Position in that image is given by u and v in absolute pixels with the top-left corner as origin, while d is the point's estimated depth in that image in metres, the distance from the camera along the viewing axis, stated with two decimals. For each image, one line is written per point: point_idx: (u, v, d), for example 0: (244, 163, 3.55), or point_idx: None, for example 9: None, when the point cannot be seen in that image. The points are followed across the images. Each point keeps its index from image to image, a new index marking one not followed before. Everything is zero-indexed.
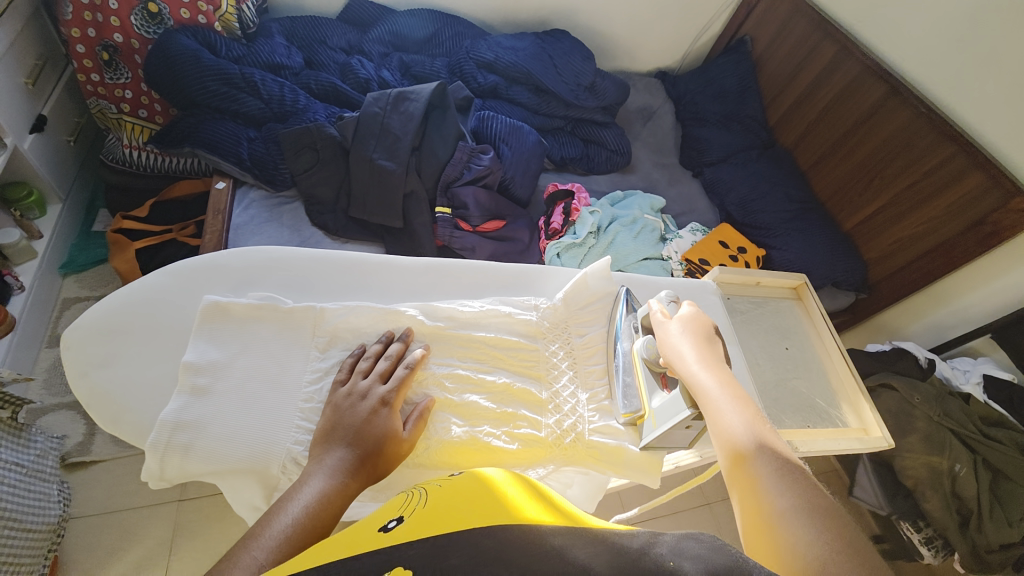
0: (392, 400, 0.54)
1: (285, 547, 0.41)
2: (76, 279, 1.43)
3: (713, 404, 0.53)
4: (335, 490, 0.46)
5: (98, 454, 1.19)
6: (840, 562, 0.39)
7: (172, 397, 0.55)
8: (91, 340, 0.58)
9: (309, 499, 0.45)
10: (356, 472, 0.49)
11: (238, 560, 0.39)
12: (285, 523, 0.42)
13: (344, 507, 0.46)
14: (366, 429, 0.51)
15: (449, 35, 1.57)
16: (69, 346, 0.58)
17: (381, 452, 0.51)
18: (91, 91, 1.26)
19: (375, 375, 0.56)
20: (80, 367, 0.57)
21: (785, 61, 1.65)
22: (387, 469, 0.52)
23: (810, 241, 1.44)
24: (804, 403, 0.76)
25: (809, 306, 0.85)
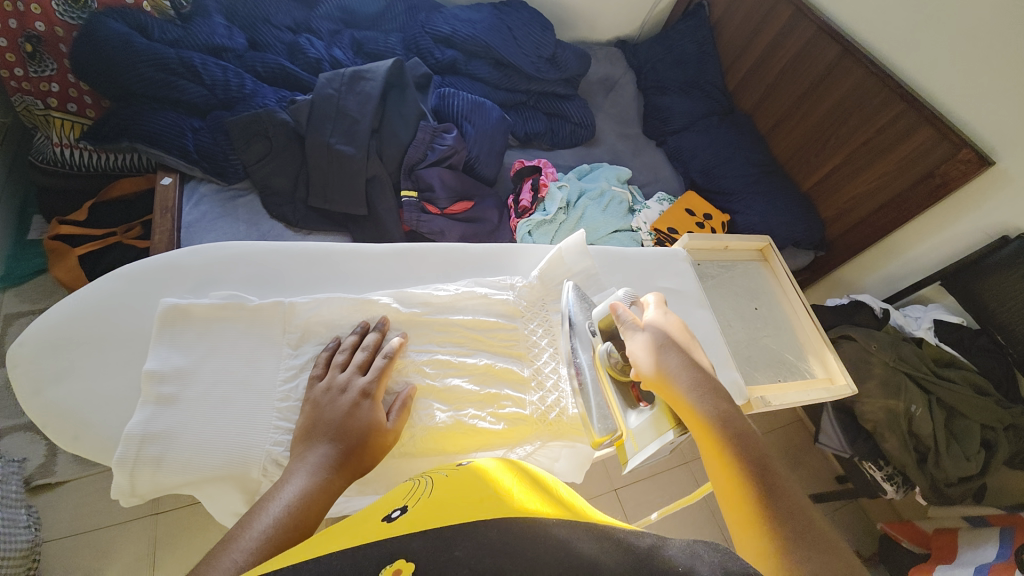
0: (373, 391, 0.53)
1: (267, 548, 0.39)
2: (16, 292, 1.33)
3: (696, 407, 0.51)
4: (319, 487, 0.45)
5: (62, 474, 1.13)
6: (823, 564, 0.40)
7: (135, 408, 0.52)
8: (40, 355, 0.54)
9: (291, 498, 0.44)
10: (341, 468, 0.48)
11: (216, 564, 0.38)
12: (266, 524, 0.41)
13: (329, 504, 0.46)
14: (349, 423, 0.50)
15: (402, 9, 1.50)
16: (16, 364, 0.54)
17: (365, 445, 0.50)
18: (15, 87, 1.15)
19: (354, 367, 0.55)
20: (31, 385, 0.53)
21: (742, 25, 1.66)
22: (373, 461, 0.51)
23: (771, 204, 1.49)
24: (774, 359, 0.80)
25: (775, 267, 0.88)
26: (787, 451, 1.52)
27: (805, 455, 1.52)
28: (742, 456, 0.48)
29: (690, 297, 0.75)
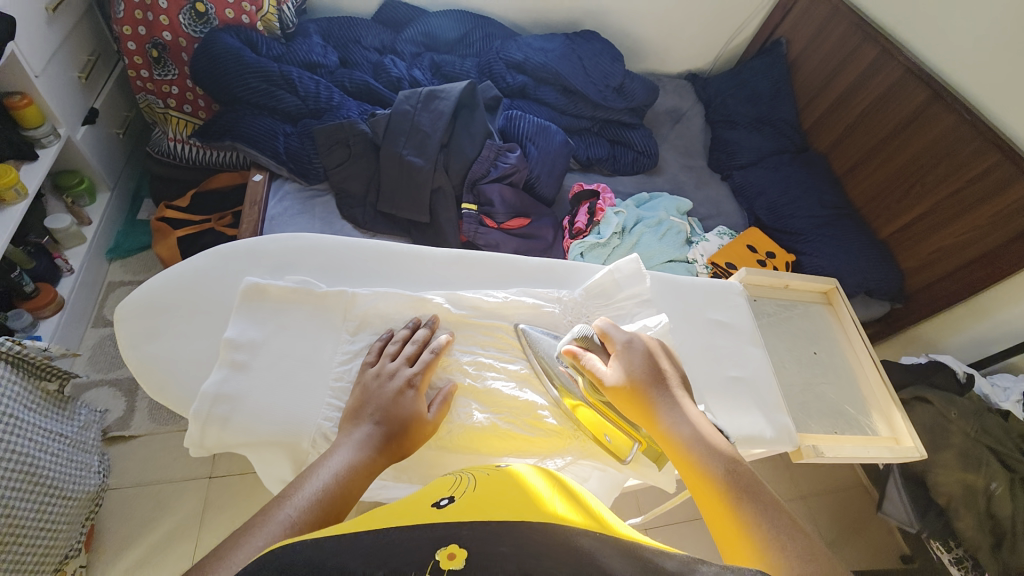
0: (418, 382, 0.56)
1: (313, 512, 0.43)
2: (121, 263, 1.51)
3: (670, 427, 0.54)
4: (364, 463, 0.49)
5: (136, 428, 1.25)
6: (787, 535, 0.46)
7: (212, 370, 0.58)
8: (142, 313, 0.61)
9: (338, 469, 0.47)
10: (384, 449, 0.51)
11: (272, 515, 0.42)
12: (315, 488, 0.45)
13: (370, 481, 0.49)
14: (394, 408, 0.54)
15: (480, 35, 1.60)
16: (120, 320, 0.61)
17: (406, 432, 0.53)
18: (141, 86, 1.34)
19: (403, 358, 0.58)
20: (131, 338, 0.60)
21: (821, 64, 1.61)
22: (411, 448, 0.54)
23: (842, 248, 1.40)
24: (832, 409, 0.75)
25: (840, 312, 0.82)
26: (844, 517, 1.38)
27: (864, 524, 1.38)
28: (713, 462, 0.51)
29: (744, 333, 0.72)
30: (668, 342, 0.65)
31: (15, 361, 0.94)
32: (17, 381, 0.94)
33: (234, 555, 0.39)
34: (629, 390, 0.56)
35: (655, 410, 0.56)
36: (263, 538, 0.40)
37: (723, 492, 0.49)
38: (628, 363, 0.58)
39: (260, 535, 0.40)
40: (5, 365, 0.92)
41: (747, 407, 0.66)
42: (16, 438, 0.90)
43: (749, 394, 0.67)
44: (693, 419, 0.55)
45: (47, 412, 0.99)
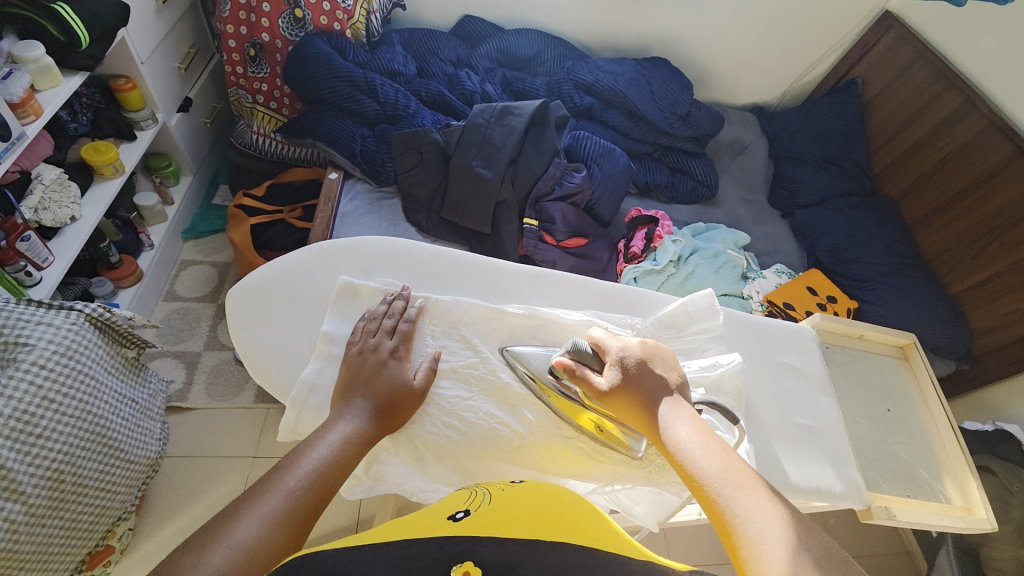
0: (402, 353, 0.59)
1: (312, 482, 0.47)
2: (194, 243, 1.61)
3: (665, 427, 0.53)
4: (356, 436, 0.52)
5: (193, 401, 1.32)
6: (780, 527, 0.46)
7: (308, 361, 0.61)
8: (252, 300, 0.65)
9: (333, 443, 0.50)
10: (374, 419, 0.54)
11: (274, 484, 0.47)
12: (311, 463, 0.48)
13: (364, 451, 0.52)
14: (378, 380, 0.56)
15: (552, 55, 1.63)
16: (233, 302, 0.66)
17: (394, 401, 0.55)
18: (234, 82, 1.44)
19: (383, 331, 0.60)
20: (241, 322, 0.64)
21: (897, 109, 1.55)
22: (403, 417, 0.56)
23: (909, 300, 1.34)
24: (904, 470, 0.71)
25: (916, 368, 0.79)
26: None
27: None
28: (710, 462, 0.51)
29: (814, 381, 0.70)
30: (741, 381, 0.64)
31: (101, 325, 0.95)
32: (100, 344, 0.94)
33: (243, 522, 0.43)
34: (626, 399, 0.55)
35: (649, 411, 0.55)
36: (269, 506, 0.45)
37: (717, 491, 0.49)
38: (624, 372, 0.56)
39: (265, 505, 0.45)
40: (94, 328, 0.93)
41: (816, 458, 0.64)
42: (93, 400, 0.90)
43: (818, 444, 0.65)
44: (687, 417, 0.54)
45: (124, 378, 1.01)
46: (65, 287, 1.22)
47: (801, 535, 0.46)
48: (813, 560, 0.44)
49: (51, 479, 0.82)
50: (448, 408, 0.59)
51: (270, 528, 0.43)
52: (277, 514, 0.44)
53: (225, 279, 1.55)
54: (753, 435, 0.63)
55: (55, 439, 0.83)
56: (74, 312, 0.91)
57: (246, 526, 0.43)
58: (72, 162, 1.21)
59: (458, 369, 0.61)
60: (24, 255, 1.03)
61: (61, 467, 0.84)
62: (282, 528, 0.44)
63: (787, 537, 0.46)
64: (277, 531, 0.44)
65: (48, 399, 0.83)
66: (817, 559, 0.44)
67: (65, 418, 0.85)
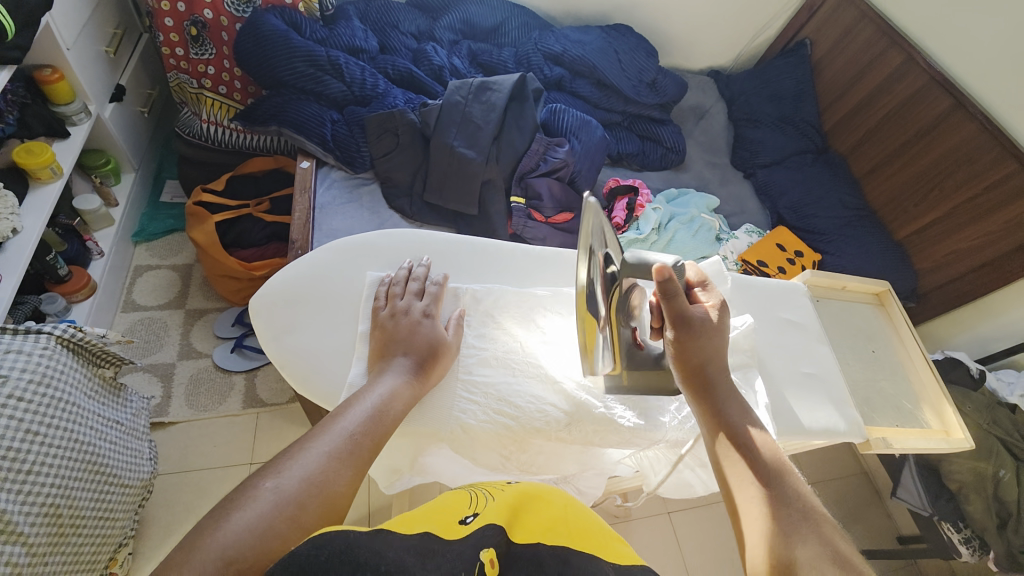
0: (432, 312, 0.60)
1: (368, 426, 0.48)
2: (147, 246, 1.48)
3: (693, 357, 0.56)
4: (404, 387, 0.52)
5: (175, 415, 1.25)
6: (763, 453, 0.54)
7: (350, 364, 0.59)
8: (277, 306, 0.62)
9: (383, 393, 0.51)
10: (420, 375, 0.54)
11: (330, 426, 0.47)
12: (365, 408, 0.49)
13: (413, 402, 0.53)
14: (415, 338, 0.56)
15: (516, 24, 1.59)
16: (257, 312, 0.63)
17: (435, 356, 0.56)
18: (173, 65, 1.30)
19: (412, 294, 0.60)
20: (271, 331, 0.61)
21: (844, 68, 1.64)
22: (442, 373, 0.57)
23: (862, 249, 1.47)
24: (892, 404, 0.80)
25: (891, 313, 0.88)
26: (851, 504, 1.47)
27: (866, 511, 1.47)
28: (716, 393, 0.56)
29: (813, 333, 0.76)
30: (753, 340, 0.69)
31: (74, 347, 0.87)
32: (76, 367, 0.87)
33: (309, 457, 0.44)
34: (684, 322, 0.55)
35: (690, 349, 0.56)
36: (330, 445, 0.45)
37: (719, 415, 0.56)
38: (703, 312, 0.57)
39: (326, 443, 0.45)
40: (68, 350, 0.85)
41: (822, 403, 0.70)
42: (78, 426, 0.83)
43: (822, 390, 0.71)
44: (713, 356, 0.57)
45: (104, 400, 0.93)
46: (13, 308, 1.09)
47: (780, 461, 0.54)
48: (787, 482, 0.52)
49: (48, 514, 0.76)
50: (496, 395, 0.59)
51: (332, 464, 0.44)
52: (339, 452, 0.45)
53: (190, 283, 1.44)
54: (768, 389, 0.69)
55: (46, 473, 0.76)
56: (44, 335, 0.82)
57: (311, 461, 0.43)
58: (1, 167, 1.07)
59: (499, 357, 0.61)
60: None
61: (57, 501, 0.77)
62: (348, 464, 0.45)
63: (766, 459, 0.53)
64: (343, 468, 0.44)
65: (32, 432, 0.76)
66: (791, 481, 0.52)
67: (53, 449, 0.78)
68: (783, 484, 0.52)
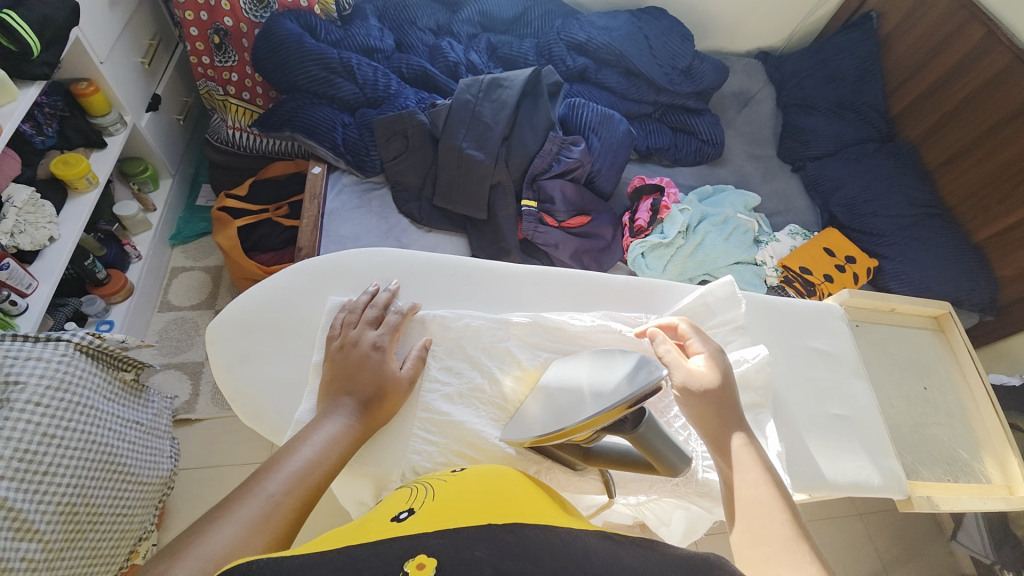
0: (385, 343, 0.57)
1: (293, 487, 0.44)
2: (183, 249, 1.54)
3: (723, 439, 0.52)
4: (344, 433, 0.50)
5: (201, 412, 1.31)
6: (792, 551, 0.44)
7: (303, 398, 0.56)
8: (234, 334, 0.62)
9: (318, 446, 0.48)
10: (364, 416, 0.51)
11: (250, 490, 0.43)
12: (295, 464, 0.46)
13: (353, 449, 0.50)
14: (362, 374, 0.53)
15: (539, 13, 1.51)
16: (213, 340, 0.61)
17: (383, 393, 0.53)
18: (201, 73, 1.34)
19: (365, 321, 0.58)
20: (226, 360, 0.60)
21: (916, 44, 1.42)
22: (392, 412, 0.54)
23: (928, 254, 1.28)
24: (947, 455, 0.79)
25: (953, 340, 0.87)
26: (907, 540, 1.31)
27: (924, 549, 1.29)
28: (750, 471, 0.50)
29: (848, 366, 0.68)
30: (769, 375, 0.60)
31: (94, 353, 0.91)
32: (96, 372, 0.91)
33: (220, 528, 0.39)
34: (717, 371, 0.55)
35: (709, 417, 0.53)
36: (245, 511, 0.41)
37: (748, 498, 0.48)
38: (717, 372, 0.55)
39: (242, 509, 0.41)
40: (87, 356, 0.89)
41: (853, 451, 0.63)
42: (95, 429, 0.87)
43: (853, 434, 0.64)
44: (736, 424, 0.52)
45: (125, 402, 0.97)
46: (55, 309, 1.18)
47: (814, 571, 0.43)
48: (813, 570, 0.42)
49: (65, 513, 0.80)
50: (459, 435, 0.53)
51: (243, 534, 0.40)
52: (254, 518, 0.41)
53: (219, 284, 1.50)
54: (782, 432, 0.61)
55: (62, 474, 0.80)
56: (63, 343, 0.87)
57: (220, 534, 0.39)
58: (42, 178, 1.14)
59: (464, 393, 0.57)
60: (6, 284, 0.98)
61: (73, 500, 0.81)
62: (261, 533, 0.40)
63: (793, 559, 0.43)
64: (255, 537, 0.40)
65: (48, 435, 0.80)
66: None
67: (70, 451, 0.82)
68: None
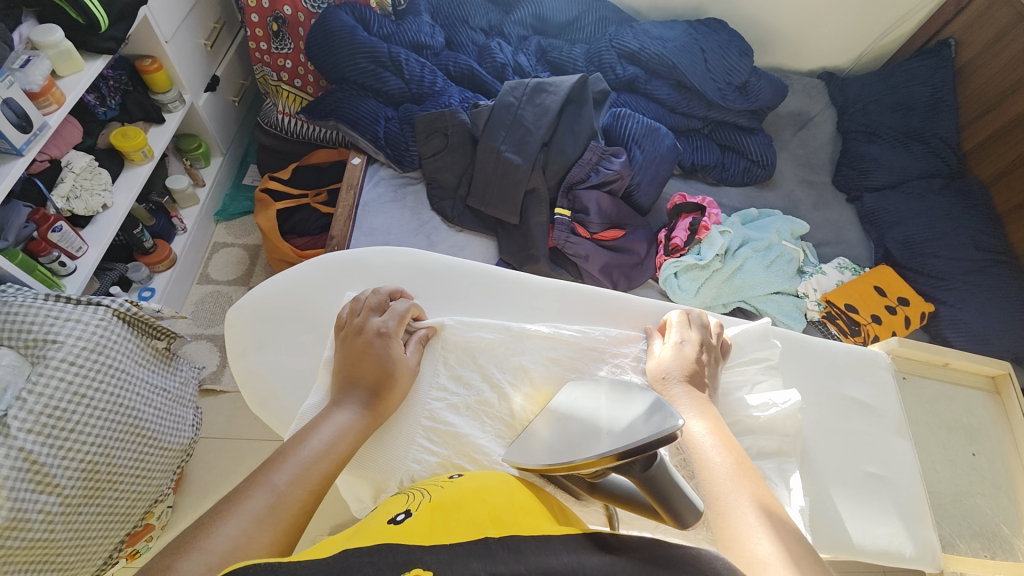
0: (390, 329, 0.56)
1: (302, 478, 0.44)
2: (226, 225, 1.60)
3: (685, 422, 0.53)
4: (352, 424, 0.49)
5: (225, 385, 1.35)
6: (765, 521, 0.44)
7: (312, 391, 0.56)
8: (253, 320, 0.63)
9: (327, 437, 0.47)
10: (370, 405, 0.51)
11: (257, 482, 0.42)
12: (304, 455, 0.45)
13: (361, 440, 0.49)
14: (366, 363, 0.53)
15: (593, 19, 1.48)
16: (232, 324, 0.63)
17: (388, 382, 0.53)
18: (258, 58, 1.38)
19: (370, 309, 0.57)
20: (240, 347, 0.62)
21: (999, 75, 1.31)
22: (398, 402, 0.54)
23: (992, 304, 1.18)
24: (991, 531, 0.73)
25: (1009, 404, 0.79)
26: None
27: None
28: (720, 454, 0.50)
29: (889, 422, 0.62)
30: (799, 423, 0.56)
31: (130, 319, 0.95)
32: (130, 338, 0.95)
33: (225, 522, 0.39)
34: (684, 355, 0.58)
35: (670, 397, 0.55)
36: (251, 505, 0.40)
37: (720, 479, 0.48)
38: (678, 354, 0.58)
39: (249, 503, 0.40)
40: (123, 323, 0.93)
41: (885, 517, 0.58)
42: (124, 393, 0.90)
43: (887, 498, 0.59)
44: (702, 408, 0.54)
45: (155, 368, 1.01)
46: (102, 273, 1.25)
47: (794, 543, 0.43)
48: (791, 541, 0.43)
49: (85, 471, 0.83)
50: (461, 448, 0.52)
51: (248, 527, 0.39)
52: (260, 512, 0.40)
53: (256, 263, 1.54)
54: (808, 486, 0.57)
55: (87, 433, 0.84)
56: (102, 308, 0.91)
57: (226, 529, 0.38)
58: (102, 148, 1.20)
59: (471, 405, 0.55)
60: (57, 245, 1.04)
61: (95, 459, 0.85)
62: (268, 525, 0.40)
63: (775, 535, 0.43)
64: (261, 530, 0.39)
65: (79, 394, 0.84)
66: (794, 544, 0.43)
67: (97, 411, 0.85)
68: (785, 547, 0.42)
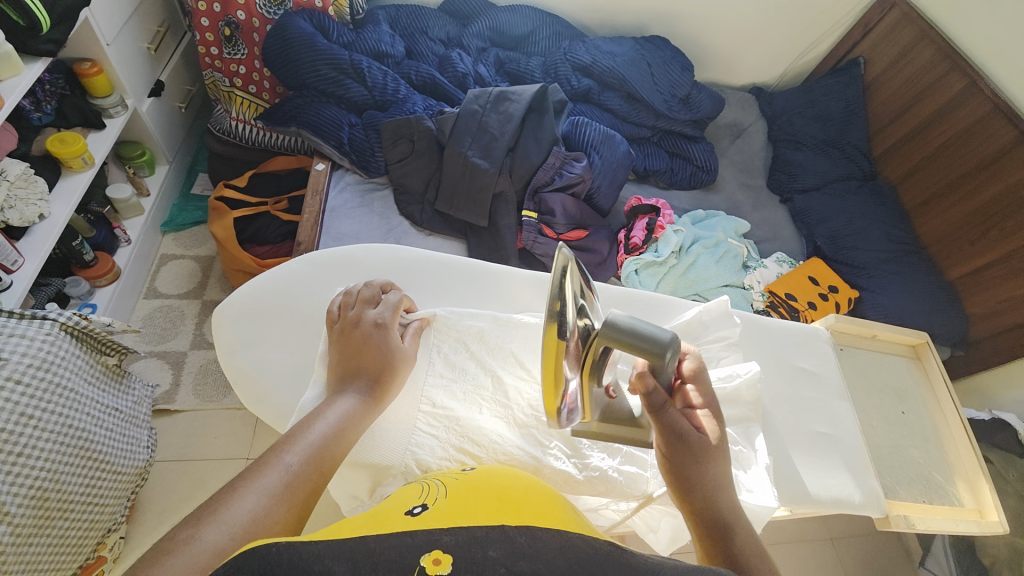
0: (387, 320, 0.57)
1: (312, 458, 0.44)
2: (174, 236, 1.51)
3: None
4: (356, 410, 0.50)
5: (180, 404, 1.27)
6: None
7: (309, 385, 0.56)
8: (242, 319, 0.62)
9: (334, 420, 0.48)
10: (372, 392, 0.52)
11: (269, 462, 0.43)
12: (314, 437, 0.46)
13: (365, 427, 0.50)
14: (366, 352, 0.54)
15: (547, 34, 1.55)
16: (220, 323, 0.62)
17: (389, 369, 0.54)
18: (208, 63, 1.34)
19: (364, 301, 0.58)
20: (230, 345, 0.61)
21: (900, 90, 1.50)
22: (397, 390, 0.55)
23: (905, 288, 1.34)
24: (923, 478, 0.83)
25: (928, 367, 0.91)
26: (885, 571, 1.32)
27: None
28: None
29: (832, 387, 0.71)
30: (759, 392, 0.63)
31: (79, 334, 0.89)
32: (79, 354, 0.89)
33: (241, 497, 0.39)
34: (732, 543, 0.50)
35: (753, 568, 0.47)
36: (265, 481, 0.41)
37: None
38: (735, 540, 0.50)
39: (264, 480, 0.41)
40: (71, 338, 0.87)
41: (836, 469, 0.65)
42: (73, 413, 0.84)
43: (837, 453, 0.66)
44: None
45: (106, 387, 0.94)
46: (37, 289, 1.15)
47: None
48: None
49: (35, 499, 0.77)
50: (461, 431, 0.55)
51: (266, 503, 0.40)
52: (276, 488, 0.41)
53: (209, 275, 1.47)
54: (770, 447, 0.64)
55: (35, 457, 0.77)
56: (48, 322, 0.84)
57: (244, 503, 0.39)
58: (36, 155, 1.12)
59: (467, 390, 0.59)
60: None
61: (45, 485, 0.78)
62: (283, 501, 0.41)
63: None
64: (278, 505, 0.40)
65: (26, 416, 0.77)
66: None
67: (46, 434, 0.79)
68: None
